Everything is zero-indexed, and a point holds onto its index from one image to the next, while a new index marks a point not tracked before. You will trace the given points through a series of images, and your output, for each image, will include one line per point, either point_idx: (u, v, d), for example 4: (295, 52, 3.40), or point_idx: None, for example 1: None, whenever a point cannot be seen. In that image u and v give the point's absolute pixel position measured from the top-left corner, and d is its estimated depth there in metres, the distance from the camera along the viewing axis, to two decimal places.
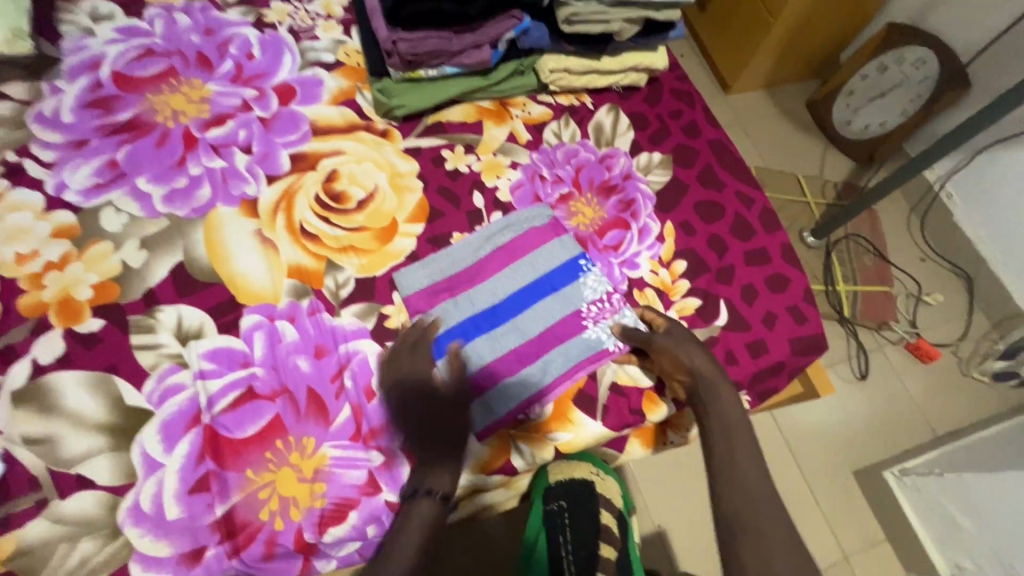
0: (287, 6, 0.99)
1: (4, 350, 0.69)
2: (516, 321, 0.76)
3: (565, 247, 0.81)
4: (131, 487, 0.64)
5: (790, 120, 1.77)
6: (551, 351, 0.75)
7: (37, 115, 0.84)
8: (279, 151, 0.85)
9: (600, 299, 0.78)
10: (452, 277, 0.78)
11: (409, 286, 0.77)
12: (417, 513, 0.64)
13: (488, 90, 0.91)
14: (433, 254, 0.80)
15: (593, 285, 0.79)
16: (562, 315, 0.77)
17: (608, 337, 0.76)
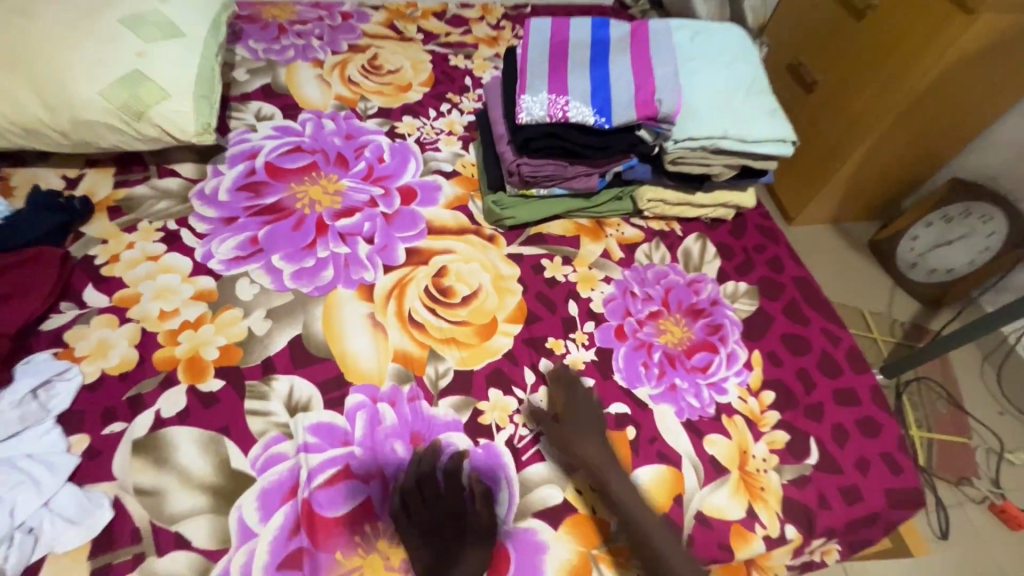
0: (417, 121, 1.14)
1: (134, 399, 0.74)
2: (613, 72, 0.89)
3: (626, 108, 0.85)
4: (223, 553, 0.65)
5: (855, 255, 1.81)
6: (571, 92, 0.86)
7: (199, 192, 0.97)
8: (397, 245, 0.94)
9: (556, 104, 0.85)
10: (639, 72, 0.88)
11: (620, 62, 0.90)
12: None
13: (588, 210, 0.99)
14: (606, 65, 0.90)
15: (571, 108, 0.85)
16: (605, 83, 0.87)
17: (542, 109, 0.85)
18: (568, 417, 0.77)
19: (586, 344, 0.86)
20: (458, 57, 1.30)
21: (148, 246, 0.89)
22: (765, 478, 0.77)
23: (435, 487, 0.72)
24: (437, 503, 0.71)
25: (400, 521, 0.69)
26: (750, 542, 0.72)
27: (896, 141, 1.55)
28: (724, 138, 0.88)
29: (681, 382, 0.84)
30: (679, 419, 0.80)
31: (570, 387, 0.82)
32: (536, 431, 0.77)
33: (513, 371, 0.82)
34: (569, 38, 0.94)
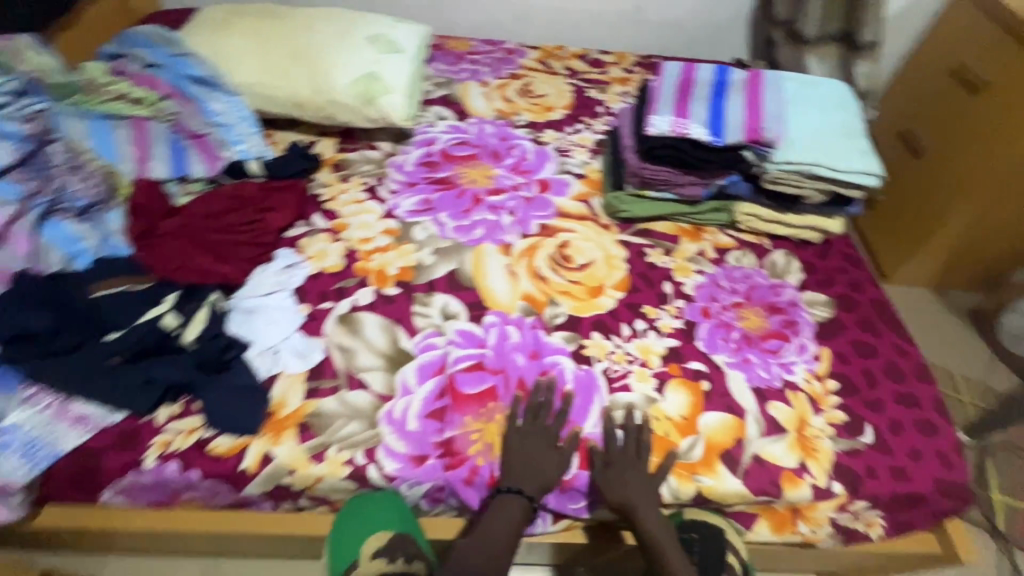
0: (556, 134, 1.42)
1: (340, 289, 1.04)
2: (727, 105, 1.12)
3: (736, 133, 1.09)
4: (391, 398, 0.90)
5: (952, 321, 1.82)
6: (692, 117, 1.10)
7: (393, 162, 1.30)
8: (532, 220, 1.20)
9: (679, 124, 1.09)
10: (748, 107, 1.11)
11: (734, 97, 1.13)
12: (508, 510, 0.84)
13: (690, 216, 1.19)
14: (723, 99, 1.13)
15: (691, 129, 1.09)
16: (720, 112, 1.11)
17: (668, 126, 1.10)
18: (641, 445, 0.87)
19: (676, 315, 1.05)
20: (594, 90, 1.58)
21: (356, 193, 1.21)
22: (820, 442, 0.90)
23: (539, 418, 0.89)
24: (541, 429, 0.88)
25: (513, 420, 0.89)
26: (799, 486, 0.86)
27: (1000, 212, 1.59)
28: (817, 166, 1.07)
29: (754, 358, 1.00)
30: (748, 384, 0.96)
31: (659, 343, 1.00)
32: (627, 368, 0.96)
33: (613, 323, 1.03)
34: (695, 78, 1.18)
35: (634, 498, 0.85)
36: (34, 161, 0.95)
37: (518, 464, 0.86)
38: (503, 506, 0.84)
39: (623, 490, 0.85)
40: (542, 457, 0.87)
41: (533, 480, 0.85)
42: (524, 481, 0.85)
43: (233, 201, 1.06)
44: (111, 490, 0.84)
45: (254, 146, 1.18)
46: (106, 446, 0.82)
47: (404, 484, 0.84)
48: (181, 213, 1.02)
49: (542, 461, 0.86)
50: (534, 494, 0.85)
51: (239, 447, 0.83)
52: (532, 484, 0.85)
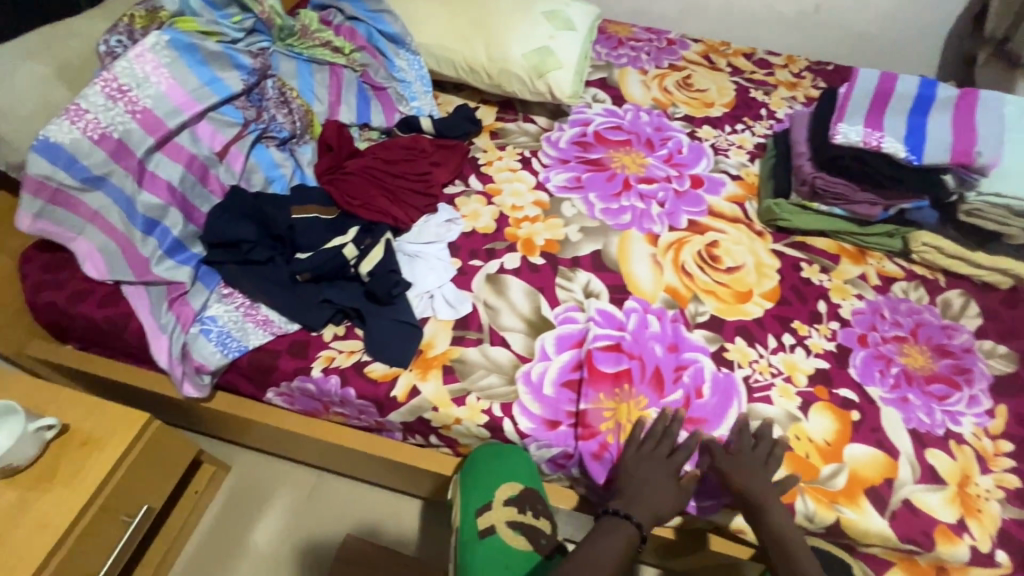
0: (713, 131, 1.37)
1: (490, 250, 1.08)
2: (931, 121, 1.03)
3: (940, 151, 1.00)
4: (529, 360, 0.93)
5: None
6: (888, 129, 1.03)
7: (547, 137, 1.32)
8: (682, 214, 1.17)
9: (873, 135, 1.03)
10: (957, 126, 1.02)
11: (941, 114, 1.04)
12: (620, 535, 0.79)
13: (856, 236, 1.11)
14: (926, 114, 1.05)
15: (886, 142, 1.02)
16: (922, 128, 1.03)
17: (860, 135, 1.03)
18: (744, 450, 0.84)
19: (829, 337, 0.99)
20: (758, 91, 1.50)
21: (510, 162, 1.25)
22: (984, 503, 0.82)
23: (660, 446, 0.86)
24: (659, 455, 0.85)
25: (631, 446, 0.87)
26: (955, 545, 0.79)
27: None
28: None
29: (914, 399, 0.91)
30: (905, 425, 0.88)
31: (807, 362, 0.95)
32: (769, 381, 0.93)
33: (759, 332, 0.99)
34: (894, 89, 1.08)
35: (756, 485, 0.81)
36: (254, 92, 1.06)
37: (637, 493, 0.83)
38: (614, 529, 0.80)
39: (750, 479, 0.81)
40: (660, 484, 0.84)
41: (644, 509, 0.82)
42: (636, 509, 0.82)
43: (407, 151, 1.15)
44: (274, 390, 0.95)
45: (426, 105, 1.26)
46: (283, 351, 0.92)
47: (534, 444, 0.88)
48: (363, 155, 1.12)
49: (654, 483, 0.84)
50: (644, 522, 0.81)
51: (391, 376, 0.90)
52: (646, 514, 0.81)
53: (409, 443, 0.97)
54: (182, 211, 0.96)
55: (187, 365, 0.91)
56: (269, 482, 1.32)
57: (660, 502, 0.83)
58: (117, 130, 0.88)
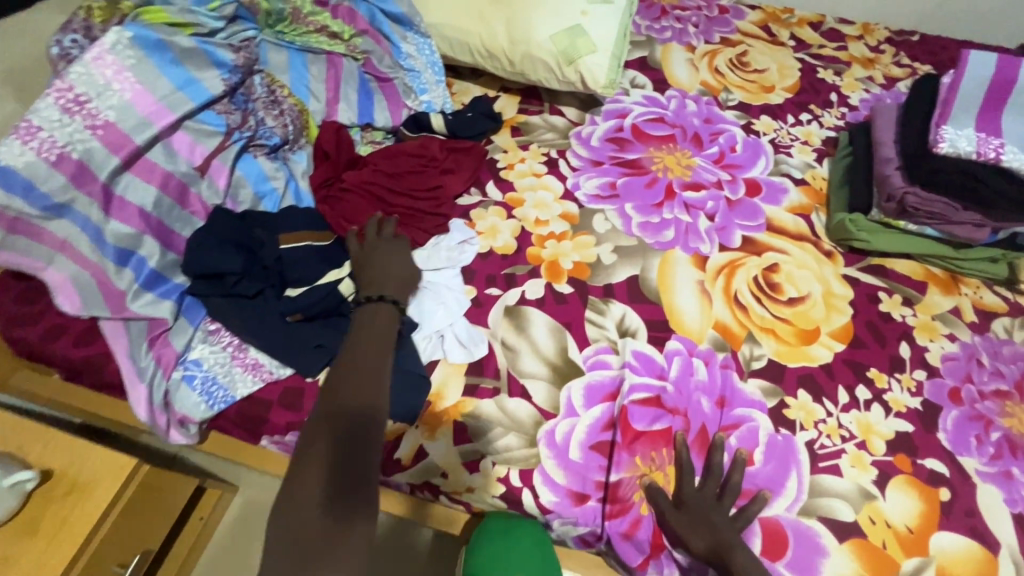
0: (773, 123, 1.17)
1: (511, 276, 0.94)
2: None
3: None
4: (554, 417, 0.80)
5: None
6: (1008, 137, 0.85)
7: (577, 133, 1.14)
8: (735, 230, 1.00)
9: (989, 144, 0.85)
10: None
11: None
12: (377, 314, 0.74)
13: (950, 261, 0.92)
14: None
15: (1005, 153, 0.85)
16: None
17: (972, 144, 0.86)
18: (687, 488, 0.74)
19: (913, 390, 0.83)
20: (827, 71, 1.27)
21: (534, 164, 1.09)
22: None
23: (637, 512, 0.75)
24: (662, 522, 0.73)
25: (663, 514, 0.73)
26: None
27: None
28: None
29: (1019, 474, 0.76)
30: (1007, 508, 0.73)
31: (886, 424, 0.80)
32: (840, 446, 0.78)
33: (827, 383, 0.83)
34: (1017, 78, 0.87)
35: (724, 533, 0.70)
36: (239, 93, 0.93)
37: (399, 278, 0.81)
38: (365, 313, 0.74)
39: (708, 532, 0.70)
40: (396, 255, 0.83)
41: (397, 289, 0.80)
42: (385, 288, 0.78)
43: (415, 155, 1.01)
44: (267, 439, 0.85)
45: (437, 98, 1.10)
46: (274, 401, 0.81)
47: (557, 519, 0.76)
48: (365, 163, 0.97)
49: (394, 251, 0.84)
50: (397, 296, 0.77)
51: (395, 433, 0.79)
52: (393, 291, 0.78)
53: (415, 497, 0.86)
54: (160, 239, 0.84)
55: (171, 414, 0.82)
56: None
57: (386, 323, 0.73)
58: (77, 149, 0.77)
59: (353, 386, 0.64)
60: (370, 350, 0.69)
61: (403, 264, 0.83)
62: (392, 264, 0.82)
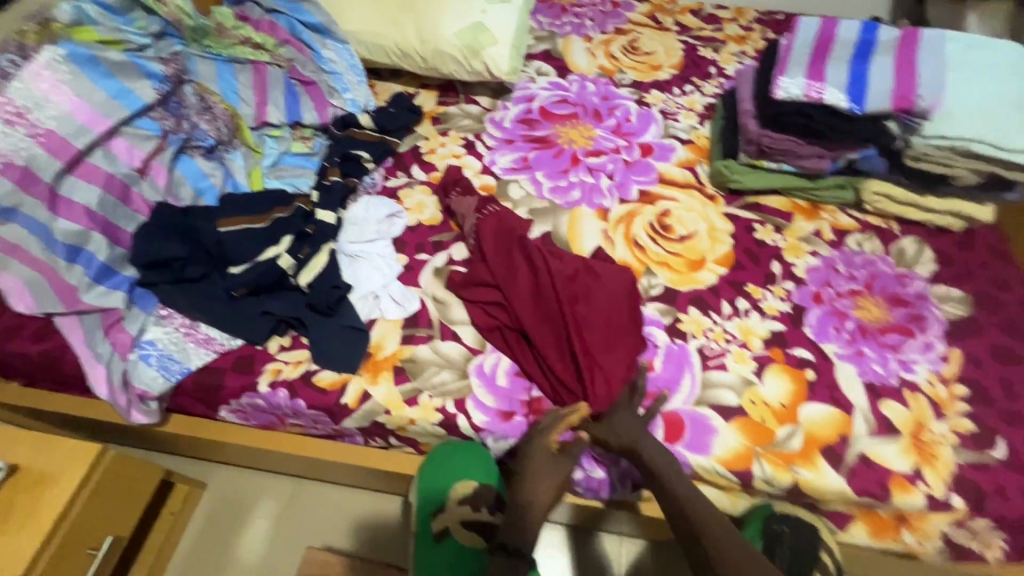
0: (662, 95, 1.33)
1: (438, 243, 1.04)
2: (874, 67, 1.00)
3: (882, 99, 0.97)
4: (482, 352, 0.91)
5: None
6: (830, 79, 1.00)
7: (491, 118, 1.28)
8: (632, 185, 1.14)
9: (813, 87, 1.00)
10: (901, 70, 0.99)
11: (886, 58, 1.01)
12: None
13: (809, 191, 1.09)
14: (870, 59, 1.01)
15: (827, 93, 1.00)
16: (866, 75, 0.99)
17: (800, 88, 1.01)
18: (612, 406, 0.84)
19: (783, 297, 0.98)
20: (707, 49, 1.46)
21: (454, 148, 1.21)
22: (940, 449, 0.82)
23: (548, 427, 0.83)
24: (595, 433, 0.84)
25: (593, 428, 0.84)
26: (911, 493, 0.79)
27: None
28: (978, 142, 0.95)
29: (870, 352, 0.91)
30: (860, 379, 0.88)
31: (762, 326, 0.94)
32: (724, 348, 0.92)
33: (713, 299, 0.97)
34: (835, 36, 1.05)
35: (634, 435, 0.81)
36: (171, 101, 1.02)
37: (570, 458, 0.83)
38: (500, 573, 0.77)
39: (625, 435, 0.81)
40: (547, 478, 0.81)
41: (528, 534, 0.80)
42: (522, 541, 0.79)
43: (586, 278, 0.93)
44: (226, 409, 0.93)
45: (361, 96, 1.21)
46: (227, 369, 0.89)
47: (490, 436, 0.87)
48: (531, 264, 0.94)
49: (538, 497, 0.81)
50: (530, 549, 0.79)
51: (340, 382, 0.88)
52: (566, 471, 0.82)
53: (371, 446, 0.96)
54: (106, 235, 0.92)
55: (130, 392, 0.88)
56: (249, 493, 1.32)
57: (553, 488, 0.81)
58: (22, 156, 0.84)
59: (528, 530, 0.80)
60: (531, 509, 0.81)
61: (549, 486, 0.81)
62: (535, 489, 0.81)
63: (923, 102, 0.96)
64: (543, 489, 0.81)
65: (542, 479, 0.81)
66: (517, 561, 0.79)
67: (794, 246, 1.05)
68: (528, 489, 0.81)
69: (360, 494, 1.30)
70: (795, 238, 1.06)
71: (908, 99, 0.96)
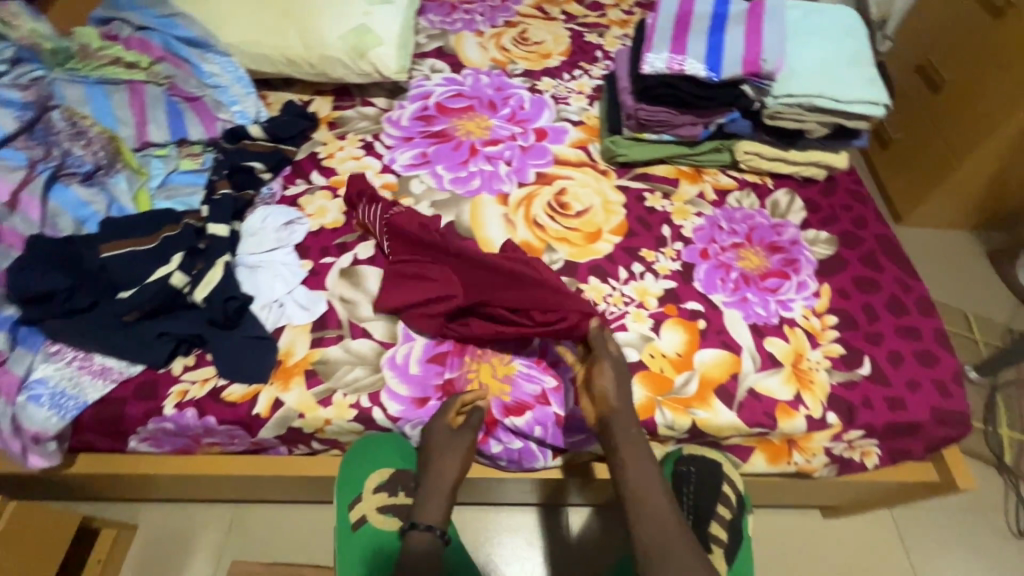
0: (553, 81, 1.39)
1: (342, 244, 1.05)
2: (726, 37, 1.09)
3: (735, 65, 1.06)
4: (393, 345, 0.93)
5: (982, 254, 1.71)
6: (689, 52, 1.08)
7: (388, 116, 1.27)
8: (529, 169, 1.18)
9: (674, 60, 1.08)
10: (749, 39, 1.08)
11: (736, 29, 1.10)
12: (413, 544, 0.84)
13: (690, 157, 1.16)
14: (723, 31, 1.10)
15: (687, 65, 1.07)
16: (719, 46, 1.08)
17: (663, 63, 1.08)
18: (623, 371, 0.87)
19: (674, 258, 1.05)
20: (593, 35, 1.52)
21: (353, 150, 1.21)
22: (815, 374, 0.91)
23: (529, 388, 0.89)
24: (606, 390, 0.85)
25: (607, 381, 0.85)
26: (793, 417, 0.88)
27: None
28: (820, 97, 1.05)
29: (752, 297, 0.99)
30: (745, 322, 0.96)
31: (657, 285, 1.01)
32: (624, 310, 0.98)
33: (610, 267, 1.03)
34: (692, 13, 1.14)
35: (614, 394, 0.84)
36: (36, 129, 1.00)
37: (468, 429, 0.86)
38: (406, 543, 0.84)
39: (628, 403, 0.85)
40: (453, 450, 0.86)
41: (437, 508, 0.86)
42: (428, 514, 0.86)
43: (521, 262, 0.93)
44: (135, 438, 0.90)
45: (250, 107, 1.19)
46: (129, 397, 0.87)
47: (407, 424, 0.88)
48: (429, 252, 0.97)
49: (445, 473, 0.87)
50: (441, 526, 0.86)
51: (251, 394, 0.87)
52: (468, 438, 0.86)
53: (296, 454, 0.96)
54: None
55: (23, 436, 0.84)
56: (183, 527, 1.26)
57: (457, 459, 0.87)
58: None
59: (431, 505, 0.86)
60: (438, 485, 0.87)
61: (451, 465, 0.87)
62: (439, 465, 0.87)
63: (770, 65, 1.05)
64: (446, 467, 0.87)
65: (444, 458, 0.87)
66: (434, 532, 0.84)
67: (682, 209, 1.12)
68: (432, 468, 0.87)
69: (301, 509, 1.28)
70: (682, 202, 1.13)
71: (757, 63, 1.05)
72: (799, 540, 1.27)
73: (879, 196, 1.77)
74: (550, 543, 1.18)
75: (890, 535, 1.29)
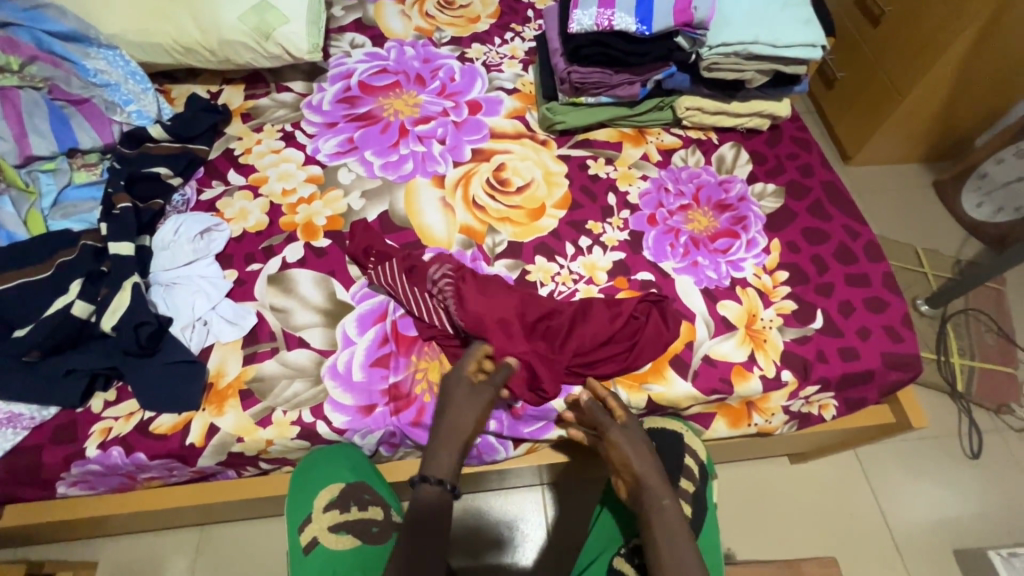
0: (484, 48, 1.29)
1: (268, 249, 0.97)
2: None
3: (666, 16, 1.00)
4: (332, 353, 0.87)
5: (928, 187, 1.73)
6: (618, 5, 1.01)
7: (307, 101, 1.17)
8: (464, 146, 1.11)
9: (603, 15, 1.01)
10: None
11: None
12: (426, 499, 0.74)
13: (631, 118, 1.11)
14: None
15: (616, 20, 1.00)
16: None
17: (591, 19, 1.01)
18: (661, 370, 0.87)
19: (621, 227, 1.01)
20: None
21: (272, 143, 1.10)
22: (769, 333, 0.90)
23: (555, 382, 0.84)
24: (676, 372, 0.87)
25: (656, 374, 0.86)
26: (748, 379, 0.86)
27: (976, 65, 1.45)
28: (755, 43, 1.00)
29: (703, 260, 0.97)
30: (697, 287, 0.94)
31: (605, 259, 0.97)
32: (573, 288, 0.95)
33: (557, 244, 0.99)
34: None
35: (633, 454, 0.79)
36: None
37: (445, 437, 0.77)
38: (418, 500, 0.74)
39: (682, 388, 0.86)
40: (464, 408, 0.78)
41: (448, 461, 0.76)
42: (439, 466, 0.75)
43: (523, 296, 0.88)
44: (62, 484, 0.83)
45: (149, 106, 1.07)
46: (45, 443, 0.79)
47: (357, 434, 0.84)
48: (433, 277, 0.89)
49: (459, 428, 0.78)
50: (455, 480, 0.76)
51: (182, 424, 0.81)
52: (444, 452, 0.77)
53: (246, 476, 0.91)
54: None
55: None
56: (144, 559, 1.20)
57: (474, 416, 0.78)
58: None
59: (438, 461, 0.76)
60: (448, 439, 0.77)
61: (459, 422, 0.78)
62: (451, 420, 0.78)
63: (701, 14, 1.00)
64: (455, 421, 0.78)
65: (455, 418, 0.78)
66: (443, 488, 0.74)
67: (626, 175, 1.07)
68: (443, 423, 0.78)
69: (269, 524, 1.24)
70: (627, 167, 1.08)
71: (688, 13, 1.00)
72: (769, 488, 1.29)
73: (828, 138, 1.75)
74: (530, 526, 1.16)
75: (855, 472, 1.33)
